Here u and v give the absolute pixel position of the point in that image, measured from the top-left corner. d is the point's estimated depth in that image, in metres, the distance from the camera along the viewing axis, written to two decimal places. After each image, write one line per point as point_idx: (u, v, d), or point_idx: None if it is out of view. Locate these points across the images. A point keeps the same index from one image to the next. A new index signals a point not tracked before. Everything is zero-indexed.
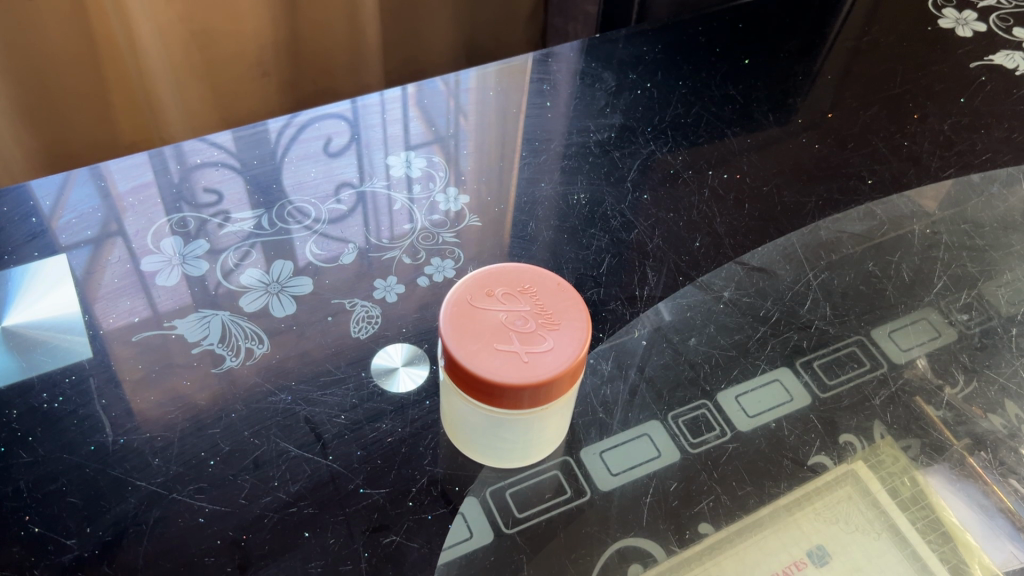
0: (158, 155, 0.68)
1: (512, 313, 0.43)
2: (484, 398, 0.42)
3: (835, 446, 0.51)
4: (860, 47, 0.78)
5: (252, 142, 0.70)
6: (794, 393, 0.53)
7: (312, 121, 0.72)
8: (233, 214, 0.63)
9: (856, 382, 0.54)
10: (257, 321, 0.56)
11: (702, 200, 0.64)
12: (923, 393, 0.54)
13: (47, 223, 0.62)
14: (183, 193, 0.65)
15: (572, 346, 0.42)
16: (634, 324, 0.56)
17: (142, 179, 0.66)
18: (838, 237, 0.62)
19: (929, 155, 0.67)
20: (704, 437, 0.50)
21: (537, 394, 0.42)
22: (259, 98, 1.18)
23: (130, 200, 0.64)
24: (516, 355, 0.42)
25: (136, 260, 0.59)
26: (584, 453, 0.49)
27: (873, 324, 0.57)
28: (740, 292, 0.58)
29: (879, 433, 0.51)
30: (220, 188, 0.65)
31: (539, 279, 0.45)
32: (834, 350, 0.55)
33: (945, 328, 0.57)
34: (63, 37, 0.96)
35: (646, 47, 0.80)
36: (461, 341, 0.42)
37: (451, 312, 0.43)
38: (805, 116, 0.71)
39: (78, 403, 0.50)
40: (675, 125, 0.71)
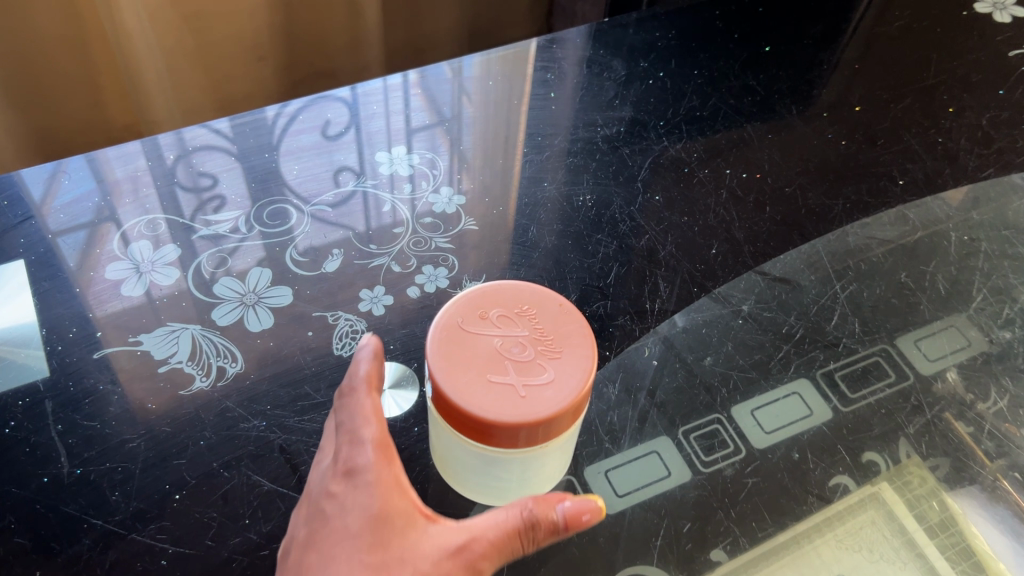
0: (153, 143, 0.63)
1: (508, 338, 0.38)
2: (477, 435, 0.37)
3: (859, 467, 0.46)
4: (889, 33, 0.73)
5: (249, 129, 0.65)
6: (814, 407, 0.48)
7: (301, 111, 0.66)
8: (226, 206, 0.59)
9: (884, 401, 0.49)
10: (230, 335, 0.51)
11: (718, 202, 0.59)
12: (954, 409, 0.49)
13: (23, 215, 0.57)
14: (172, 186, 0.60)
15: (575, 377, 0.37)
16: (644, 341, 0.51)
17: (133, 167, 0.61)
18: (867, 245, 0.56)
19: (966, 153, 0.62)
20: (716, 455, 0.46)
21: (537, 432, 0.37)
22: (253, 81, 1.13)
23: (118, 192, 0.59)
24: (513, 388, 0.37)
25: (102, 267, 0.54)
26: (589, 473, 0.45)
27: (899, 332, 0.52)
28: (760, 305, 0.53)
29: (905, 453, 0.47)
30: (217, 176, 0.61)
31: (539, 301, 0.40)
32: (857, 360, 0.50)
33: (979, 339, 0.53)
34: (45, 21, 0.91)
35: (659, 33, 0.74)
36: (450, 371, 0.37)
37: (439, 338, 0.38)
38: (830, 108, 0.66)
39: (32, 429, 0.45)
40: (690, 118, 0.66)
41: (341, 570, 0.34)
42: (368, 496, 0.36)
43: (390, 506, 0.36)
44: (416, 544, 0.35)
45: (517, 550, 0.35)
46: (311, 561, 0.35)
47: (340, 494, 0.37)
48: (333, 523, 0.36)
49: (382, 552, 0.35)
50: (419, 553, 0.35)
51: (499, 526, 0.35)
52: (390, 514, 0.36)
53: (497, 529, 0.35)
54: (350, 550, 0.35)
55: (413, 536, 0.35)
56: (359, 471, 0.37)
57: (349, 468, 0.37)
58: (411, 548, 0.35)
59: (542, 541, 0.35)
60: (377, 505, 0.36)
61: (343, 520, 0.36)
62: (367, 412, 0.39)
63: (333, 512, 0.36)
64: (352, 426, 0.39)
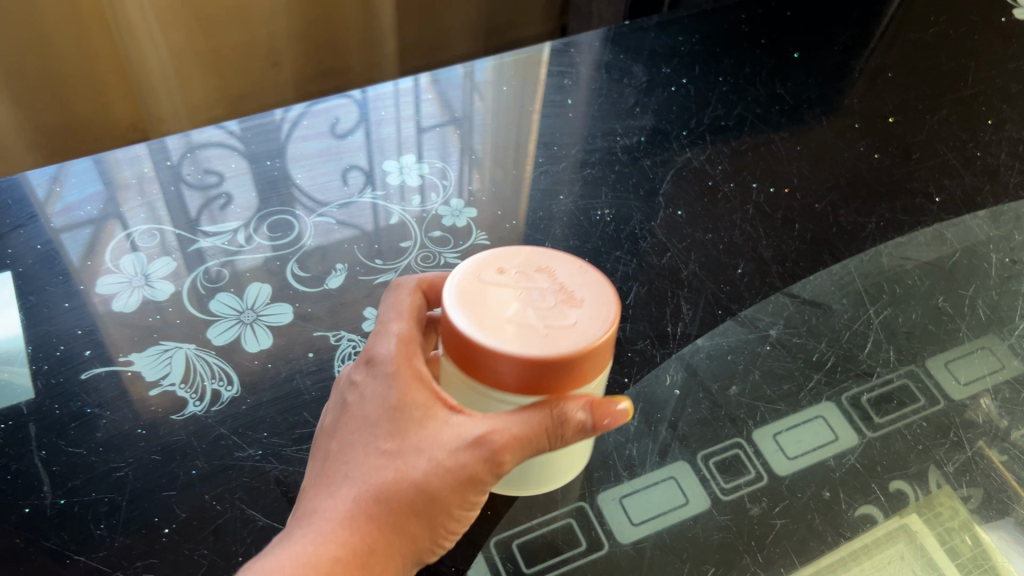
0: (159, 145, 0.61)
1: (527, 289, 0.35)
2: (492, 382, 0.34)
3: (886, 496, 0.42)
4: (924, 40, 0.69)
5: (256, 133, 0.63)
6: (840, 433, 0.45)
7: (307, 116, 0.64)
8: (233, 203, 0.58)
9: (914, 424, 0.45)
10: (226, 357, 0.48)
11: (745, 218, 0.56)
12: (988, 437, 0.45)
13: (23, 218, 0.56)
14: (175, 188, 0.58)
15: (601, 322, 0.34)
16: (665, 368, 0.48)
17: (140, 170, 0.59)
18: (901, 266, 0.53)
19: (1007, 169, 0.58)
20: (738, 482, 0.43)
21: (555, 376, 0.33)
22: (261, 80, 1.09)
23: (121, 198, 0.57)
24: (533, 328, 0.33)
25: (94, 281, 0.52)
26: (601, 500, 0.42)
27: (928, 354, 0.49)
28: (789, 330, 0.50)
29: (936, 483, 0.43)
30: (222, 171, 0.60)
31: (559, 258, 0.37)
32: (885, 383, 0.47)
33: (1015, 362, 0.49)
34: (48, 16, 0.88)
35: (682, 36, 0.71)
36: (467, 316, 0.34)
37: (455, 287, 0.35)
38: (863, 120, 0.63)
39: (14, 456, 0.43)
40: (715, 128, 0.63)
41: (359, 457, 0.34)
42: (388, 387, 0.36)
43: (409, 398, 0.35)
44: (433, 434, 0.34)
45: (543, 444, 0.34)
46: (330, 449, 0.35)
47: (361, 383, 0.37)
48: (353, 411, 0.36)
49: (399, 440, 0.34)
50: (436, 443, 0.34)
51: (522, 419, 0.34)
52: (408, 406, 0.35)
53: (519, 422, 0.34)
54: (368, 438, 0.35)
55: (431, 427, 0.35)
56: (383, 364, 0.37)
57: (372, 358, 0.38)
58: (429, 437, 0.34)
59: (568, 440, 0.34)
60: (396, 396, 0.36)
61: (362, 409, 0.36)
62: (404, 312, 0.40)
63: (355, 401, 0.37)
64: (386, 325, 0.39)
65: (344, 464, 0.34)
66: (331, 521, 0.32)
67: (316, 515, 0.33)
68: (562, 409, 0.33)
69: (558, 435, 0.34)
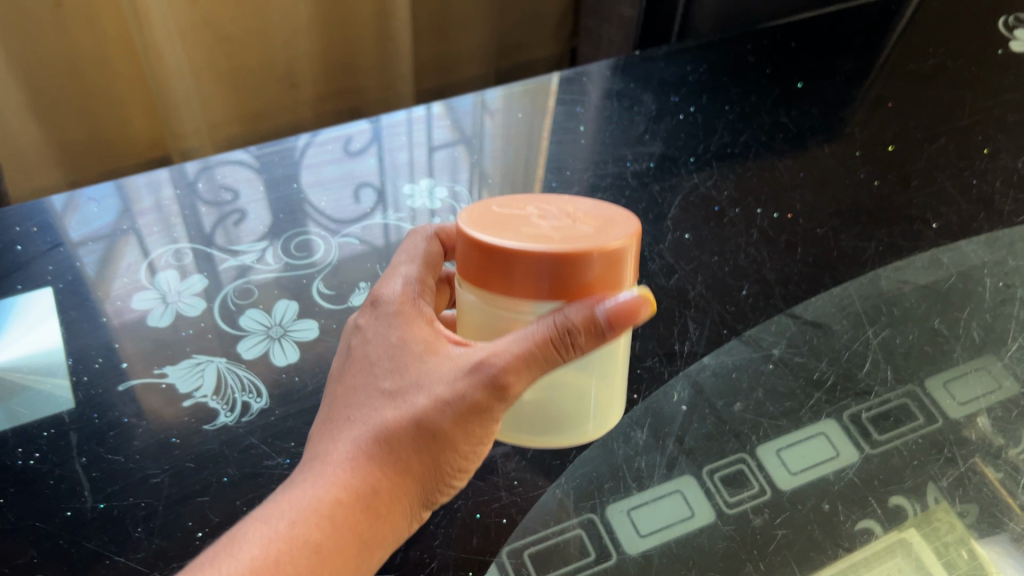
0: (180, 171, 0.65)
1: (545, 215, 0.38)
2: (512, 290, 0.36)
3: (885, 511, 0.44)
4: (922, 70, 0.72)
5: (272, 160, 0.67)
6: (841, 449, 0.47)
7: (322, 144, 0.68)
8: (249, 216, 0.62)
9: (913, 440, 0.47)
10: (256, 370, 0.50)
11: (750, 242, 0.59)
12: (984, 454, 0.47)
13: (54, 239, 0.59)
14: (198, 206, 0.63)
15: (615, 232, 0.36)
16: (673, 385, 0.50)
17: (161, 195, 0.63)
18: (900, 289, 0.55)
19: (1001, 197, 0.61)
20: (742, 495, 0.45)
21: (570, 274, 0.35)
22: (284, 101, 1.12)
23: (145, 220, 0.61)
24: (548, 234, 0.36)
25: (130, 297, 0.55)
26: (609, 512, 0.44)
27: (928, 374, 0.51)
28: (792, 350, 0.52)
29: (934, 499, 0.44)
30: (237, 187, 0.64)
31: (577, 200, 0.40)
32: (885, 402, 0.49)
33: (1013, 382, 0.50)
34: (72, 35, 0.91)
35: (690, 66, 0.74)
36: (486, 228, 0.36)
37: (475, 215, 0.38)
38: (863, 148, 0.66)
39: (57, 462, 0.45)
40: (721, 155, 0.66)
41: (362, 401, 0.37)
42: (391, 328, 0.40)
43: (410, 339, 0.39)
44: (432, 368, 0.37)
45: (551, 356, 0.36)
46: (337, 395, 0.38)
47: (367, 327, 0.41)
48: (359, 355, 0.39)
49: (400, 379, 0.37)
50: (434, 378, 0.36)
51: (529, 330, 0.35)
52: (409, 346, 0.38)
53: (524, 334, 0.35)
54: (372, 381, 0.37)
55: (430, 362, 0.37)
56: (388, 309, 0.41)
57: (378, 303, 0.42)
58: (427, 372, 0.37)
59: (581, 348, 0.35)
60: (398, 336, 0.39)
61: (368, 351, 0.39)
62: (415, 257, 0.46)
63: (361, 344, 0.40)
64: (394, 278, 0.44)
65: (349, 408, 0.37)
66: (333, 462, 0.35)
67: (320, 459, 0.35)
68: (574, 311, 0.35)
69: (566, 344, 0.35)
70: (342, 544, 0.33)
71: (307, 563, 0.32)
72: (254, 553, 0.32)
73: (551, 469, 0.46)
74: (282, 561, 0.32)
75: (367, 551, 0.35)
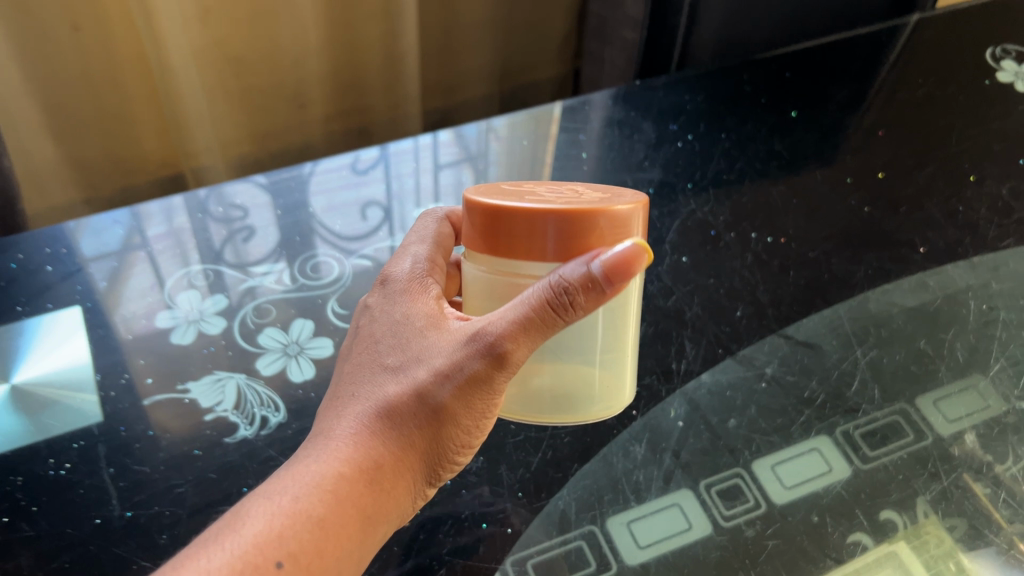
0: (193, 197, 0.68)
1: (553, 192, 0.41)
2: (509, 254, 0.39)
3: (874, 524, 0.46)
4: (911, 100, 0.75)
5: (285, 188, 0.69)
6: (834, 464, 0.49)
7: (331, 171, 0.71)
8: (257, 234, 0.65)
9: (902, 456, 0.49)
10: (273, 386, 0.53)
11: (744, 265, 0.62)
12: (970, 470, 0.49)
13: (71, 269, 0.61)
14: (217, 229, 0.65)
15: (619, 201, 0.39)
16: (670, 402, 0.53)
17: (174, 219, 0.66)
18: (888, 311, 0.58)
19: (986, 223, 0.63)
20: (737, 509, 0.47)
21: (574, 232, 0.37)
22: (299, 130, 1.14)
23: (160, 246, 0.64)
24: (554, 200, 0.38)
25: (155, 315, 0.58)
26: (611, 523, 0.47)
27: (917, 393, 0.53)
28: (784, 369, 0.55)
29: (923, 513, 0.47)
30: (248, 208, 0.67)
31: (584, 186, 0.43)
32: (876, 419, 0.51)
33: (999, 400, 0.52)
34: (89, 58, 0.93)
35: (688, 95, 0.77)
36: (497, 196, 0.39)
37: (487, 190, 0.41)
38: (854, 175, 0.68)
39: (86, 472, 0.48)
40: (718, 181, 0.68)
41: (367, 379, 0.40)
42: (395, 308, 0.43)
43: (413, 318, 0.42)
44: (430, 344, 0.40)
45: (548, 321, 0.37)
46: (346, 373, 0.42)
47: (375, 306, 0.45)
48: (366, 334, 0.43)
49: (402, 356, 0.40)
50: (432, 353, 0.39)
51: (525, 296, 0.37)
52: (411, 325, 0.41)
53: (521, 300, 0.38)
54: (377, 359, 0.41)
55: (429, 338, 0.40)
56: (395, 290, 0.45)
57: (387, 284, 0.46)
58: (427, 348, 0.40)
59: (580, 305, 0.37)
60: (402, 314, 0.42)
61: (374, 331, 0.42)
62: (425, 236, 0.50)
63: (368, 324, 0.43)
64: (404, 258, 0.48)
65: (355, 385, 0.40)
66: (337, 437, 0.38)
67: (326, 434, 0.38)
68: (574, 269, 0.37)
69: (564, 307, 0.37)
70: (345, 518, 0.35)
71: (311, 536, 0.34)
72: (260, 525, 0.34)
73: (554, 481, 0.49)
74: (286, 533, 0.34)
75: (370, 527, 0.37)
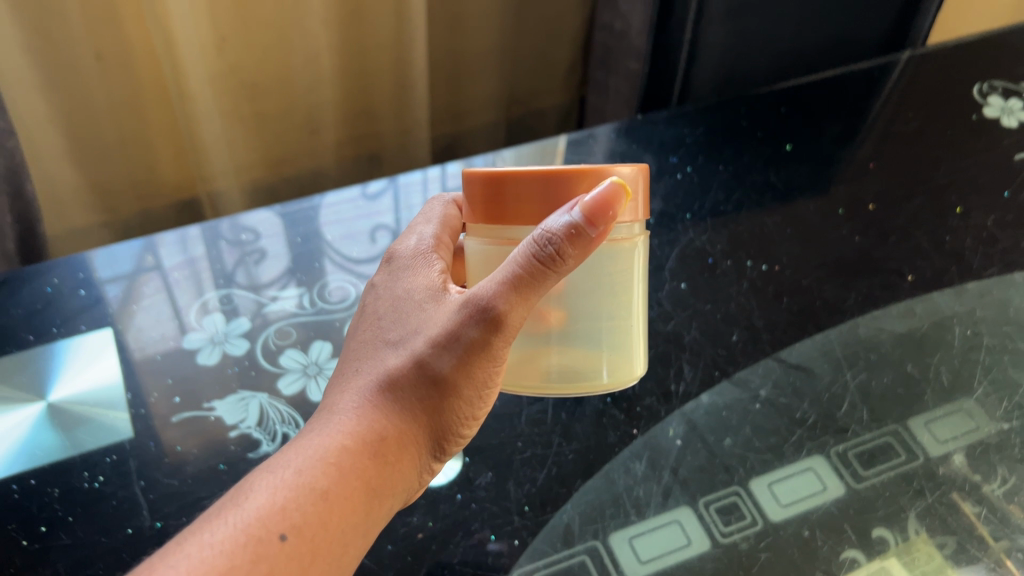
0: (211, 228, 0.71)
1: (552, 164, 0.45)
2: (502, 215, 0.43)
3: (868, 542, 0.49)
4: (902, 134, 0.78)
5: (297, 219, 0.72)
6: (829, 483, 0.52)
7: (341, 202, 0.74)
8: (268, 256, 0.69)
9: (893, 475, 0.52)
10: (294, 404, 0.56)
11: (740, 291, 0.65)
12: (958, 490, 0.51)
13: (99, 295, 0.64)
14: (237, 256, 0.69)
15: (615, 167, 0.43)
16: (668, 422, 0.56)
17: (193, 248, 0.69)
18: (877, 336, 0.61)
19: (971, 252, 0.66)
20: (735, 527, 0.50)
21: (572, 190, 0.41)
22: (313, 159, 1.18)
23: (181, 273, 0.67)
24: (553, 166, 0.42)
25: (182, 337, 0.61)
26: (615, 539, 0.49)
27: (908, 415, 0.55)
28: (777, 391, 0.57)
29: (914, 530, 0.49)
30: (259, 234, 0.71)
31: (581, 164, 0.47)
32: (869, 440, 0.54)
33: (985, 422, 0.55)
34: (112, 88, 0.97)
35: (688, 128, 0.81)
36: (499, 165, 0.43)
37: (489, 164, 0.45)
38: (846, 206, 0.71)
39: (119, 485, 0.51)
40: (715, 212, 0.72)
41: (371, 358, 0.43)
42: (398, 289, 0.47)
43: (413, 297, 0.45)
44: (427, 318, 0.43)
45: (538, 277, 0.40)
46: (352, 354, 0.45)
47: (381, 285, 0.49)
48: (370, 317, 0.47)
49: (403, 333, 0.43)
50: (428, 326, 0.43)
51: (513, 257, 0.40)
52: (411, 304, 0.45)
53: (508, 261, 0.41)
54: (381, 340, 0.44)
55: (427, 314, 0.43)
56: (400, 267, 0.49)
57: (392, 267, 0.50)
58: (424, 323, 0.43)
59: (568, 255, 0.40)
60: (405, 294, 0.46)
61: (379, 314, 0.46)
62: (431, 216, 0.54)
63: (373, 307, 0.47)
64: (411, 236, 0.52)
65: (360, 365, 0.43)
66: (343, 412, 0.41)
67: (333, 410, 0.41)
68: (558, 221, 0.40)
69: (552, 259, 0.40)
70: (348, 490, 0.38)
71: (315, 507, 0.37)
72: (266, 496, 0.37)
73: (559, 495, 0.51)
74: (290, 506, 0.36)
75: (374, 499, 0.39)
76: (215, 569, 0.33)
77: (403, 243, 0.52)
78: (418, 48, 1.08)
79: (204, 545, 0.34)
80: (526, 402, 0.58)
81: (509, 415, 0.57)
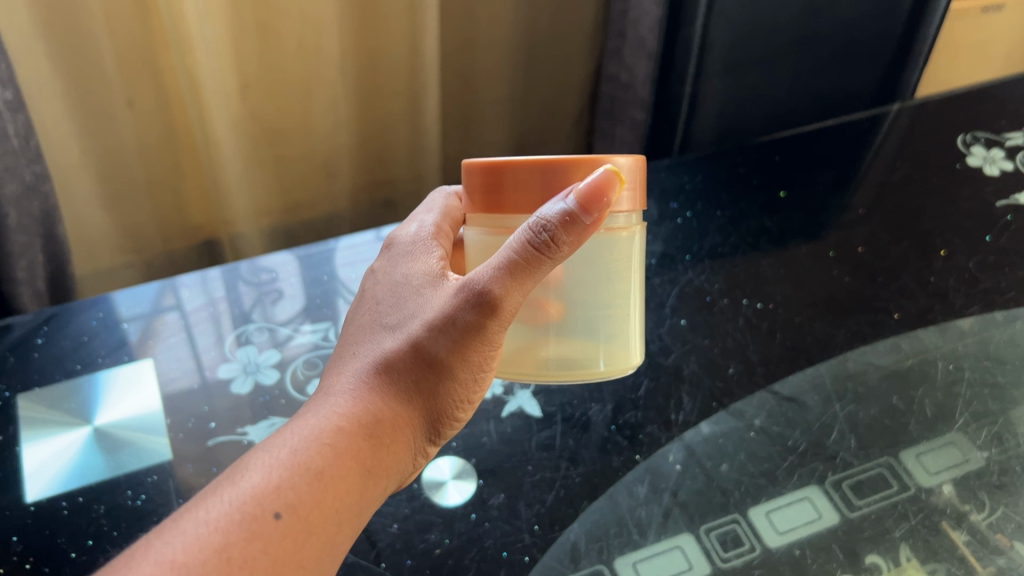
0: (233, 271, 0.76)
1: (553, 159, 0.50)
2: (501, 203, 0.48)
3: (859, 568, 0.51)
4: (889, 181, 0.83)
5: (315, 262, 0.78)
6: (824, 512, 0.55)
7: (354, 246, 0.80)
8: (286, 295, 0.74)
9: (885, 504, 0.55)
10: None
11: (736, 327, 0.69)
12: (948, 519, 0.54)
13: (139, 329, 0.69)
14: (263, 294, 0.74)
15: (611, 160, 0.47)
16: (669, 448, 0.60)
17: (217, 288, 0.74)
18: (865, 369, 0.65)
19: (954, 292, 0.71)
20: (735, 553, 0.52)
21: (564, 179, 0.46)
22: (332, 203, 1.23)
23: (211, 310, 0.72)
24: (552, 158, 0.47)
25: (217, 368, 0.66)
26: (619, 563, 0.52)
27: (900, 448, 0.59)
28: (771, 421, 0.61)
29: (906, 557, 0.52)
30: (278, 275, 0.76)
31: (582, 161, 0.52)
32: (862, 471, 0.57)
33: (974, 455, 0.58)
34: (144, 133, 1.03)
35: (687, 176, 0.86)
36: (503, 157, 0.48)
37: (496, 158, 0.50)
38: (838, 249, 0.76)
39: (159, 502, 0.55)
40: (713, 253, 0.77)
41: (371, 344, 0.48)
42: (400, 279, 0.52)
43: (413, 287, 0.50)
44: (425, 306, 0.48)
45: (532, 264, 0.44)
46: (353, 339, 0.50)
47: (382, 275, 0.54)
48: (371, 305, 0.52)
49: (402, 320, 0.48)
50: (427, 313, 0.47)
51: (509, 244, 0.45)
52: (410, 294, 0.50)
53: (504, 249, 0.45)
54: (381, 328, 0.49)
55: (425, 302, 0.48)
56: (402, 254, 0.55)
57: (393, 260, 0.55)
58: (422, 310, 0.48)
59: (562, 240, 0.44)
60: (405, 283, 0.51)
61: (380, 303, 0.51)
62: (433, 208, 0.61)
63: (373, 297, 0.52)
64: (413, 224, 0.59)
65: (361, 351, 0.48)
66: (342, 394, 0.45)
67: (334, 392, 0.46)
68: (554, 209, 0.44)
69: (547, 245, 0.44)
70: (342, 469, 0.42)
71: (309, 487, 0.40)
72: (263, 475, 0.40)
73: (567, 515, 0.55)
74: (285, 486, 0.40)
75: (368, 478, 0.43)
76: (212, 545, 0.36)
77: (405, 230, 0.59)
78: (431, 96, 1.14)
79: (201, 524, 0.37)
80: (535, 429, 0.62)
81: (520, 441, 0.61)
